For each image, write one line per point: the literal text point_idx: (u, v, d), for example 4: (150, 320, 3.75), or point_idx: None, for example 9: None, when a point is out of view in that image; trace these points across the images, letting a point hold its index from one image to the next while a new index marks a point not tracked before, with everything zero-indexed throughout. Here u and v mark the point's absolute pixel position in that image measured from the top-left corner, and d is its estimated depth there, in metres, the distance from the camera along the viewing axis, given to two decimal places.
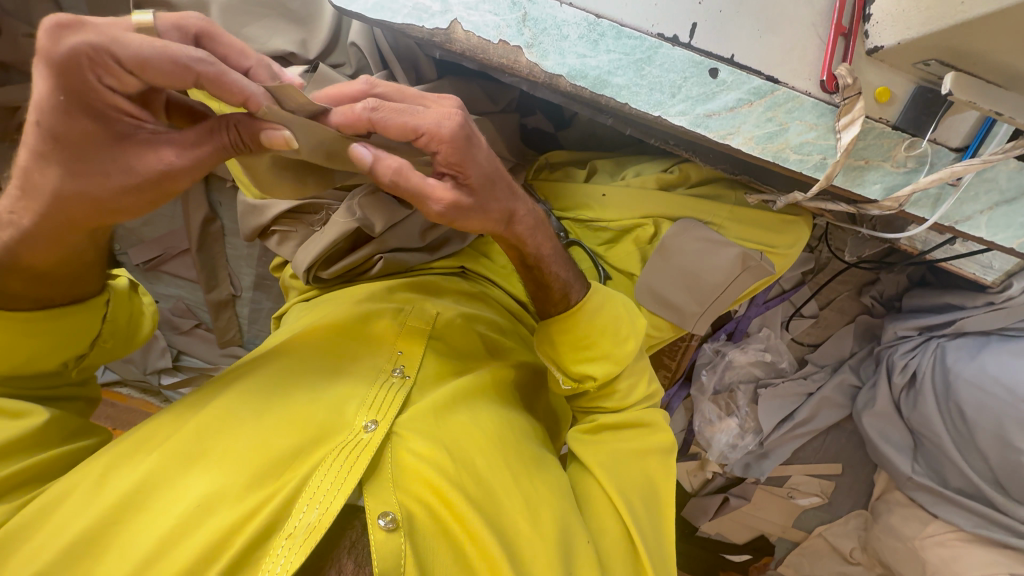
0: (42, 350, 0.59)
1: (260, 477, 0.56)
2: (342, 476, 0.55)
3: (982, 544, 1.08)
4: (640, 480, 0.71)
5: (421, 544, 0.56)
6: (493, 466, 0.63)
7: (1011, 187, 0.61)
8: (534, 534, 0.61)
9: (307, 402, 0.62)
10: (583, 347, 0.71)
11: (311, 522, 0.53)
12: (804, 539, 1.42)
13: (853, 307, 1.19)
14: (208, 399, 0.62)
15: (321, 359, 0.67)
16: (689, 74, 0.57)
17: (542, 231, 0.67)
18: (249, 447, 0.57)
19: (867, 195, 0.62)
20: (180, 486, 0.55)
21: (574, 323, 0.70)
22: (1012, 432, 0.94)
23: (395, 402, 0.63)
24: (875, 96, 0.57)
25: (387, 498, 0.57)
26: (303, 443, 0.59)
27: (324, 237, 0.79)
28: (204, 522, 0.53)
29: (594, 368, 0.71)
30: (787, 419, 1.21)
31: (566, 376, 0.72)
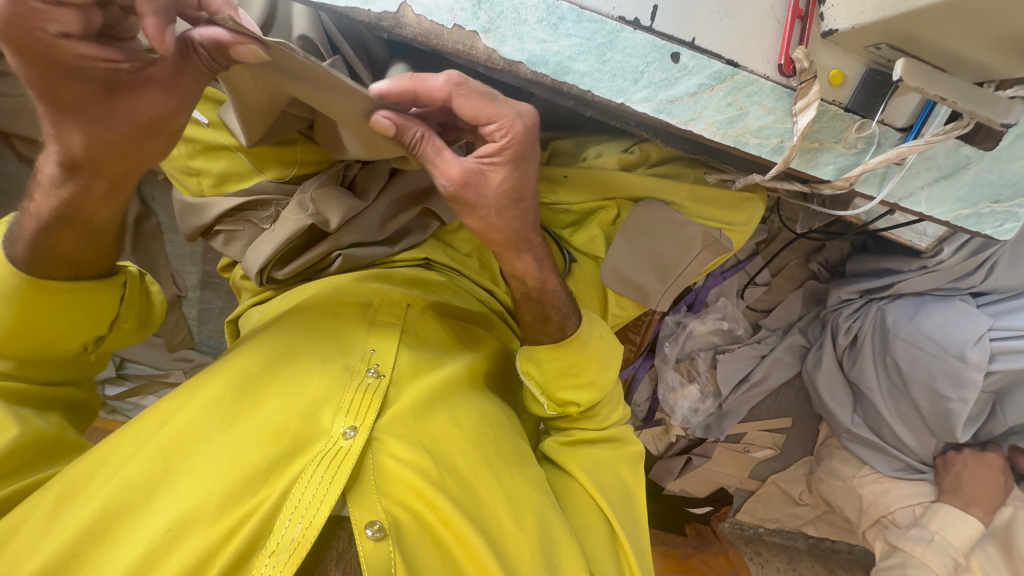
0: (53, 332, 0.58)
1: (235, 495, 0.54)
2: (324, 488, 0.55)
3: (909, 479, 1.23)
4: (614, 478, 0.76)
5: (410, 545, 0.58)
6: (474, 466, 0.64)
7: (946, 164, 0.64)
8: (518, 531, 0.62)
9: (278, 409, 0.60)
10: (568, 375, 0.75)
11: (296, 536, 0.53)
12: (759, 487, 1.53)
13: (801, 273, 1.26)
14: (166, 411, 0.58)
15: (289, 361, 0.64)
16: (652, 59, 0.56)
17: (549, 267, 0.71)
18: (219, 463, 0.55)
19: (820, 176, 0.64)
20: (149, 510, 0.52)
21: (564, 353, 0.73)
22: (941, 383, 1.06)
23: (373, 405, 0.62)
24: (829, 78, 0.58)
25: (372, 506, 0.57)
26: (279, 454, 0.57)
27: (277, 235, 0.74)
28: (179, 544, 0.51)
29: (579, 395, 0.75)
30: (743, 381, 1.28)
31: (551, 401, 0.76)
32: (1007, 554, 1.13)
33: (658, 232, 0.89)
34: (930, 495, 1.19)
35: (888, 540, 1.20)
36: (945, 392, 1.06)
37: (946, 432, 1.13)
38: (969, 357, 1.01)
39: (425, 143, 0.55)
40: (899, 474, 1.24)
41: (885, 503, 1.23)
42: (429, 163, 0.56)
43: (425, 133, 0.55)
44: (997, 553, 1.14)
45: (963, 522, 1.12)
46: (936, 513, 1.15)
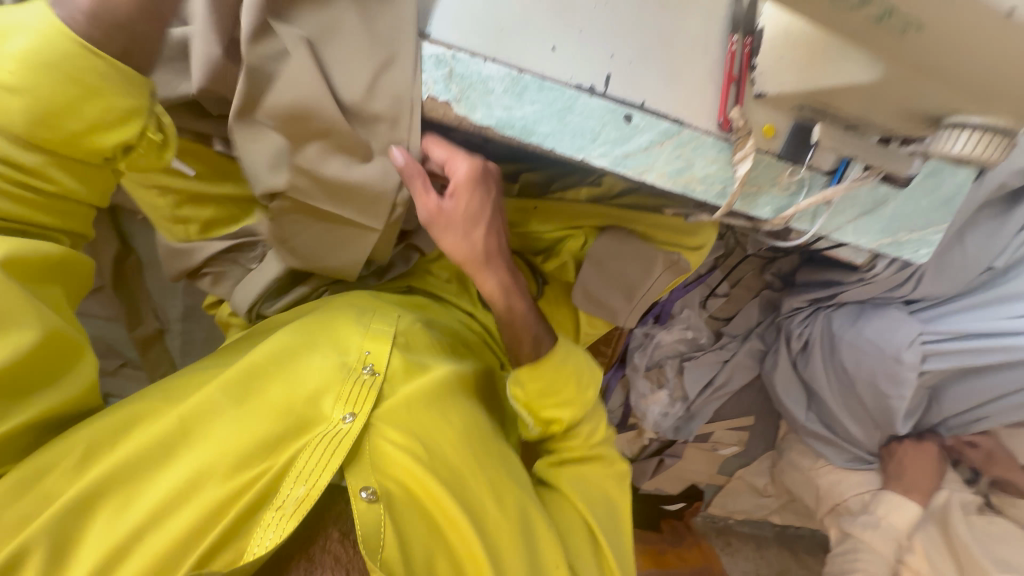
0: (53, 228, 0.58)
1: (247, 459, 0.65)
2: (325, 459, 0.66)
3: (859, 468, 1.34)
4: (602, 496, 0.82)
5: (397, 511, 0.67)
6: (458, 451, 0.74)
7: (868, 201, 0.73)
8: (499, 514, 0.72)
9: (284, 395, 0.70)
10: (549, 398, 0.81)
11: (300, 495, 0.63)
12: (727, 482, 1.63)
13: (756, 283, 1.36)
14: (187, 392, 0.68)
15: (292, 357, 0.73)
16: (607, 120, 0.62)
17: (516, 293, 0.76)
18: (233, 433, 0.65)
19: (760, 215, 0.72)
20: (171, 469, 0.63)
21: (539, 373, 0.79)
22: (881, 383, 1.17)
23: (368, 397, 0.72)
24: (762, 132, 0.66)
25: (365, 476, 0.67)
26: (285, 430, 0.68)
27: (265, 276, 0.80)
28: (198, 494, 0.62)
29: (560, 413, 0.81)
30: (708, 385, 1.38)
31: (537, 420, 0.82)
32: (944, 532, 1.25)
33: (623, 256, 0.97)
34: (877, 483, 1.31)
35: (841, 527, 1.31)
36: (885, 390, 1.17)
37: (888, 424, 1.24)
38: (904, 358, 1.12)
39: (414, 179, 0.62)
40: (851, 465, 1.35)
41: (838, 491, 1.34)
42: (415, 194, 0.62)
43: (418, 174, 0.62)
44: (936, 531, 1.26)
45: (904, 507, 1.24)
46: (883, 500, 1.26)
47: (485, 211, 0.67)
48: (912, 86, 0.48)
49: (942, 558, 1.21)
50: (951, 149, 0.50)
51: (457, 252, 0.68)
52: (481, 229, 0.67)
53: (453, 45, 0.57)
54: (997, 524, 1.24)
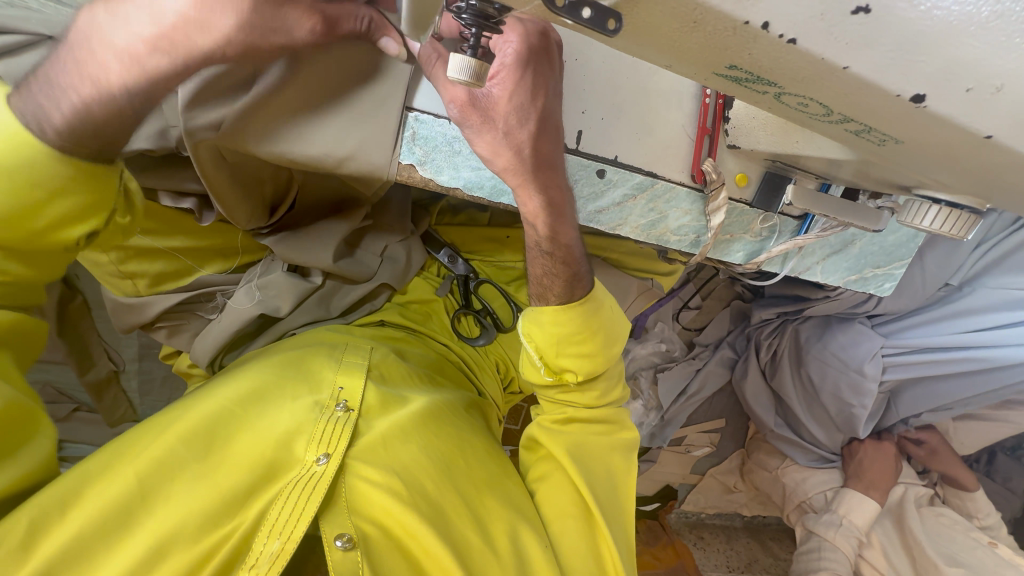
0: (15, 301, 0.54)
1: (212, 519, 0.56)
2: (300, 507, 0.57)
3: (823, 468, 1.39)
4: (603, 470, 0.75)
5: (378, 556, 0.59)
6: (441, 486, 0.66)
7: (836, 242, 0.74)
8: (485, 546, 0.64)
9: (253, 441, 0.61)
10: (572, 341, 0.65)
11: (274, 552, 0.55)
12: (700, 481, 1.68)
13: (727, 294, 1.41)
14: (140, 442, 0.58)
15: (262, 398, 0.66)
16: (579, 177, 0.60)
17: (564, 217, 0.60)
18: (197, 491, 0.56)
19: (732, 261, 0.72)
20: (121, 539, 0.53)
21: (570, 315, 0.63)
22: (844, 391, 1.21)
23: (343, 435, 0.65)
24: (734, 180, 0.65)
25: (342, 521, 0.59)
26: (253, 480, 0.59)
27: (223, 327, 0.75)
28: (158, 565, 0.52)
29: (578, 364, 0.66)
30: (682, 393, 1.37)
31: (549, 367, 0.67)
32: (899, 526, 1.31)
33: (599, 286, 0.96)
34: (838, 481, 1.36)
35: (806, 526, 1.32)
36: (849, 399, 1.22)
37: (850, 429, 1.30)
38: (867, 370, 1.16)
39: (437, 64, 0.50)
40: (815, 465, 1.40)
41: (803, 490, 1.40)
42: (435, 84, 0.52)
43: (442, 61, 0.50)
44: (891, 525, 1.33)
45: (864, 505, 1.27)
46: (844, 498, 1.29)
47: (544, 94, 0.51)
48: (877, 168, 0.48)
49: (897, 551, 1.28)
50: (921, 224, 0.51)
51: (496, 158, 0.54)
52: (532, 128, 0.52)
53: (414, 107, 0.54)
54: (946, 516, 1.32)
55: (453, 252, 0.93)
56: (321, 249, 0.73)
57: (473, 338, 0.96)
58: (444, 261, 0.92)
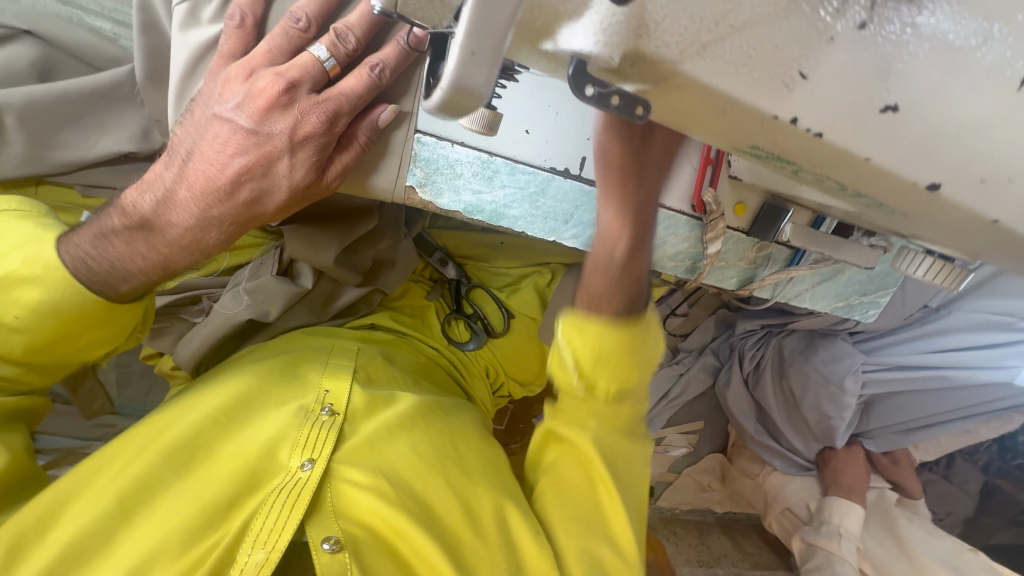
0: (83, 344, 0.57)
1: (195, 532, 0.55)
2: (284, 516, 0.56)
3: (803, 476, 1.42)
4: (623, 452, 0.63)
5: (369, 560, 0.57)
6: (429, 483, 0.64)
7: (827, 271, 0.75)
8: (482, 546, 0.61)
9: (236, 450, 0.62)
10: (612, 360, 0.55)
11: (259, 562, 0.53)
12: (676, 478, 1.70)
13: (714, 301, 1.42)
14: (124, 457, 0.59)
15: (246, 407, 0.66)
16: (580, 203, 0.59)
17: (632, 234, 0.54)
18: (181, 503, 0.56)
19: (724, 287, 0.72)
20: (106, 557, 0.52)
21: (606, 319, 0.54)
22: (825, 403, 1.24)
23: (328, 439, 0.64)
24: (734, 211, 0.65)
25: (329, 525, 0.58)
26: (237, 491, 0.59)
27: (207, 330, 0.74)
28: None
29: (612, 381, 0.57)
30: (664, 396, 1.41)
31: (582, 373, 0.57)
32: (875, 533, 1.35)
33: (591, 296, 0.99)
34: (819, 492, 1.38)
35: (805, 540, 1.30)
36: (828, 410, 1.24)
37: (827, 439, 1.31)
38: (846, 385, 1.19)
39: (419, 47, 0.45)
40: (791, 471, 1.42)
41: (783, 495, 1.42)
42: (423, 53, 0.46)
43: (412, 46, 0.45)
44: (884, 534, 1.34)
45: (853, 510, 1.27)
46: (834, 506, 1.29)
47: None
48: (874, 222, 0.49)
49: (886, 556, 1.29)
50: (915, 272, 0.51)
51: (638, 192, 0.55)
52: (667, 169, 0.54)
53: (417, 129, 0.51)
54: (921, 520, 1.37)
55: (445, 256, 0.93)
56: (317, 254, 0.71)
57: (462, 343, 0.97)
58: (436, 265, 0.93)
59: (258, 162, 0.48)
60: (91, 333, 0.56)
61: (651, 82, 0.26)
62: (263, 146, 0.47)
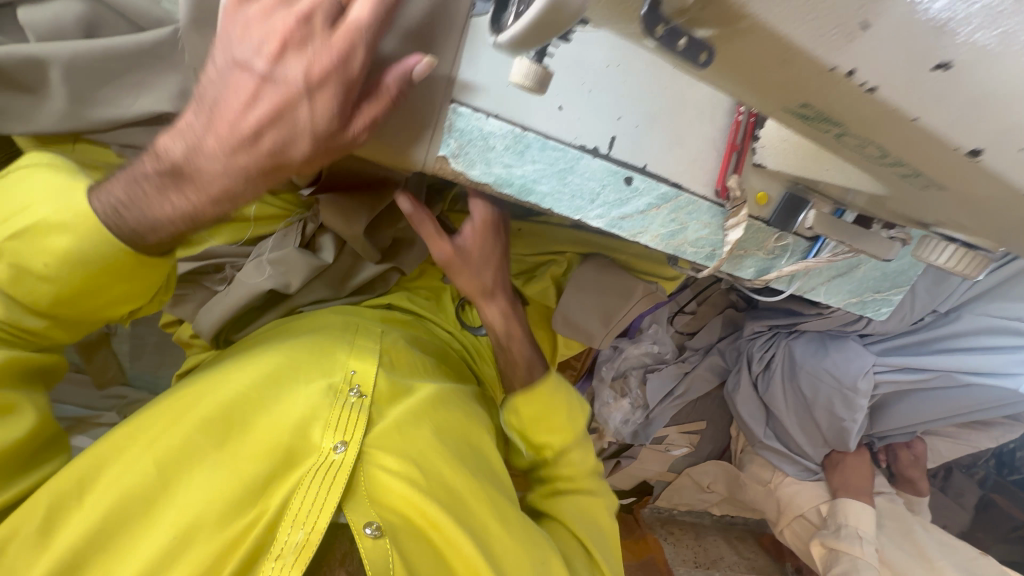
0: (109, 300, 0.58)
1: (235, 508, 0.57)
2: (321, 498, 0.59)
3: (812, 481, 1.42)
4: (604, 527, 0.80)
5: (407, 543, 0.61)
6: (458, 472, 0.67)
7: (842, 265, 0.76)
8: (507, 537, 0.66)
9: (269, 428, 0.62)
10: (540, 424, 0.82)
11: (299, 542, 0.56)
12: (675, 479, 1.69)
13: (722, 301, 1.43)
14: (160, 429, 0.59)
15: (279, 383, 0.66)
16: (607, 182, 0.60)
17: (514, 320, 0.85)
18: (217, 478, 0.58)
19: (743, 277, 0.73)
20: (147, 523, 0.55)
21: (534, 399, 0.81)
22: (837, 405, 1.24)
23: (359, 422, 0.65)
24: (756, 199, 0.66)
25: (365, 510, 0.60)
26: (272, 468, 0.60)
27: (229, 299, 0.75)
28: (184, 553, 0.54)
29: (551, 439, 0.81)
30: (668, 395, 1.41)
31: (530, 447, 0.83)
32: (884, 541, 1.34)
33: (603, 285, 0.99)
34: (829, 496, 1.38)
35: (826, 544, 1.29)
36: (840, 413, 1.24)
37: (840, 443, 1.32)
38: (860, 387, 1.19)
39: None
40: (802, 476, 1.42)
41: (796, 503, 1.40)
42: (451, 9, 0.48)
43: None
44: (903, 540, 1.32)
45: (866, 510, 1.29)
46: (844, 508, 1.30)
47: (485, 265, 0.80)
48: (909, 205, 0.48)
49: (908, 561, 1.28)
50: (936, 259, 0.53)
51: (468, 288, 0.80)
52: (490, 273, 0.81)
53: (455, 99, 0.52)
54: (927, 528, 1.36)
55: (462, 239, 0.98)
56: (344, 223, 0.72)
57: (475, 327, 0.98)
58: (453, 248, 0.97)
59: (279, 106, 0.47)
60: (118, 290, 0.58)
61: (720, 27, 0.31)
62: (280, 90, 0.47)
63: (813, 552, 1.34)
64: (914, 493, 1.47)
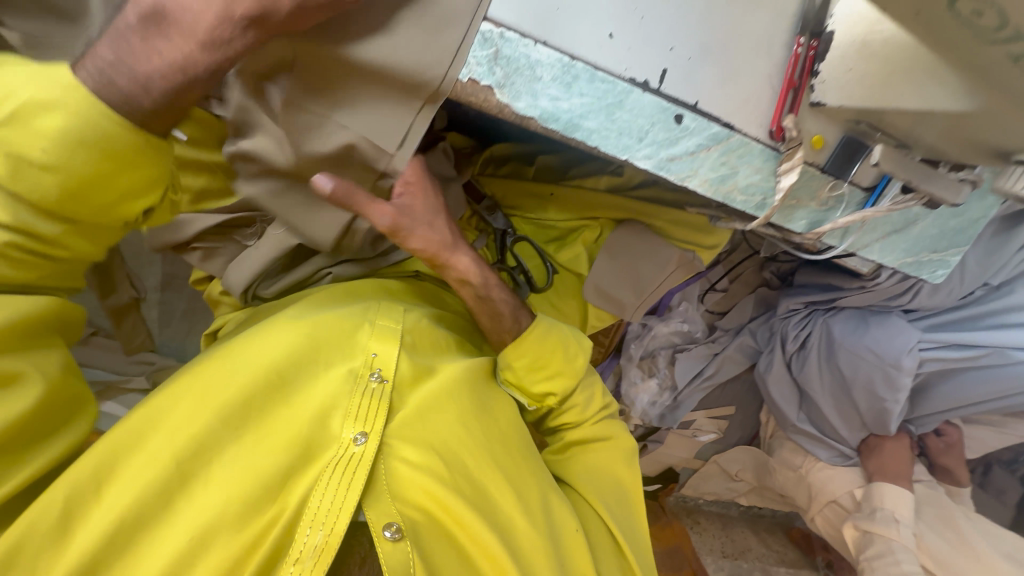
0: (117, 193, 0.55)
1: (253, 505, 0.56)
2: (342, 495, 0.58)
3: (845, 466, 1.36)
4: (612, 482, 0.81)
5: (426, 543, 0.61)
6: (481, 462, 0.67)
7: (899, 220, 0.71)
8: (529, 526, 0.66)
9: (287, 419, 0.61)
10: (538, 371, 0.79)
11: (317, 544, 0.55)
12: (702, 466, 1.64)
13: (755, 279, 1.40)
14: (176, 417, 0.58)
15: (298, 369, 0.65)
16: (656, 119, 0.57)
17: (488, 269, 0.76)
18: (239, 471, 0.57)
19: (794, 229, 0.70)
20: (167, 522, 0.55)
21: (524, 347, 0.77)
22: (877, 384, 1.18)
23: (380, 412, 0.64)
24: (811, 143, 0.62)
25: (387, 510, 0.60)
26: (293, 461, 0.60)
27: (261, 254, 0.73)
28: (205, 552, 0.54)
29: (552, 386, 0.79)
30: (697, 376, 1.37)
31: (534, 399, 0.80)
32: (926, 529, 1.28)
33: (636, 251, 0.97)
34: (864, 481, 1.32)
35: (859, 527, 1.24)
36: (881, 394, 1.19)
37: (879, 426, 1.26)
38: (903, 364, 1.14)
39: None
40: (836, 462, 1.37)
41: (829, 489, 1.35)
42: None
43: None
44: (943, 529, 1.26)
45: (904, 495, 1.23)
46: (880, 492, 1.25)
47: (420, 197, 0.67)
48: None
49: (947, 550, 1.22)
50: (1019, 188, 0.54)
51: (428, 243, 0.69)
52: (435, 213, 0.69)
53: (498, 22, 0.50)
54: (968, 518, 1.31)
55: (493, 204, 0.94)
56: None
57: None
58: (483, 212, 0.94)
59: None
60: (127, 175, 0.53)
61: None
62: None
63: (845, 535, 1.29)
64: (953, 483, 1.40)
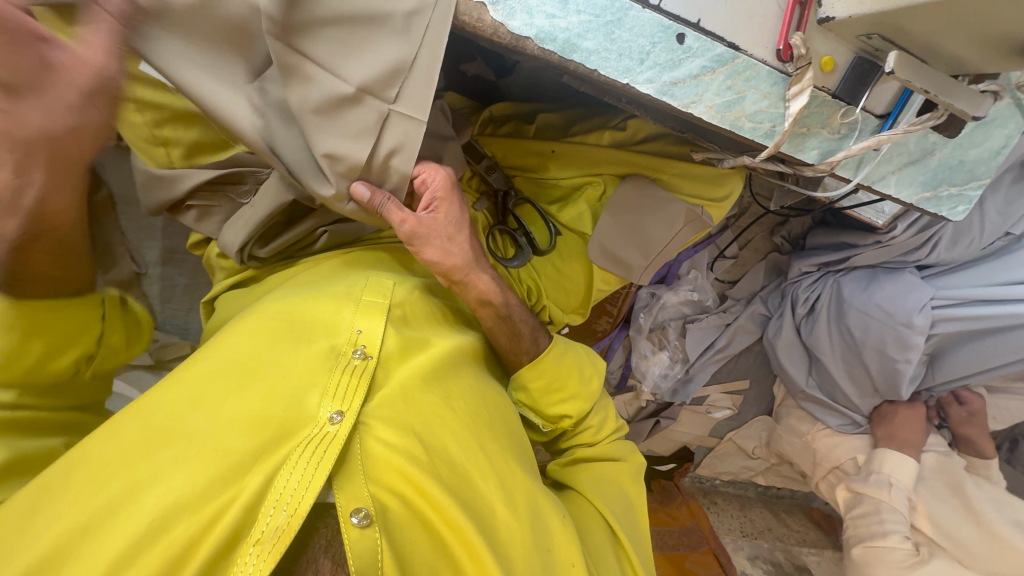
0: (51, 349, 0.59)
1: (215, 487, 0.52)
2: (310, 473, 0.54)
3: (856, 434, 1.33)
4: (619, 495, 0.82)
5: (398, 533, 0.58)
6: (463, 449, 0.66)
7: (916, 150, 0.69)
8: (510, 517, 0.65)
9: (262, 396, 0.58)
10: (554, 393, 0.82)
11: (280, 525, 0.51)
12: (717, 445, 1.59)
13: (765, 246, 1.35)
14: (148, 403, 0.56)
15: (276, 348, 0.62)
16: (657, 39, 0.55)
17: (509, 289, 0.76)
18: (205, 450, 0.54)
19: (805, 160, 0.67)
20: (122, 507, 0.50)
21: (542, 369, 0.80)
22: (889, 346, 1.14)
23: (361, 388, 0.62)
24: (820, 65, 0.59)
25: (359, 494, 0.56)
26: (265, 442, 0.56)
27: (257, 212, 0.70)
28: (160, 539, 0.49)
29: (568, 408, 0.83)
30: (709, 347, 1.34)
31: (545, 422, 0.85)
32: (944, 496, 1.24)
33: (642, 208, 0.93)
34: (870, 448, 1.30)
35: (852, 488, 1.25)
36: (892, 354, 1.15)
37: (891, 391, 1.22)
38: (915, 323, 1.10)
39: None
40: (847, 430, 1.33)
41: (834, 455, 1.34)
42: None
43: None
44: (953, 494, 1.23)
45: (909, 463, 1.21)
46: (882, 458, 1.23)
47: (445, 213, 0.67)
48: (993, 10, 0.45)
49: (949, 514, 1.21)
50: None
51: (447, 259, 0.69)
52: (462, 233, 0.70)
53: None
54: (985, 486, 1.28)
55: (493, 164, 0.92)
56: None
57: (509, 258, 0.95)
58: (483, 172, 0.92)
59: None
60: (33, 344, 0.57)
61: None
62: None
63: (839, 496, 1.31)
64: (978, 456, 1.29)
